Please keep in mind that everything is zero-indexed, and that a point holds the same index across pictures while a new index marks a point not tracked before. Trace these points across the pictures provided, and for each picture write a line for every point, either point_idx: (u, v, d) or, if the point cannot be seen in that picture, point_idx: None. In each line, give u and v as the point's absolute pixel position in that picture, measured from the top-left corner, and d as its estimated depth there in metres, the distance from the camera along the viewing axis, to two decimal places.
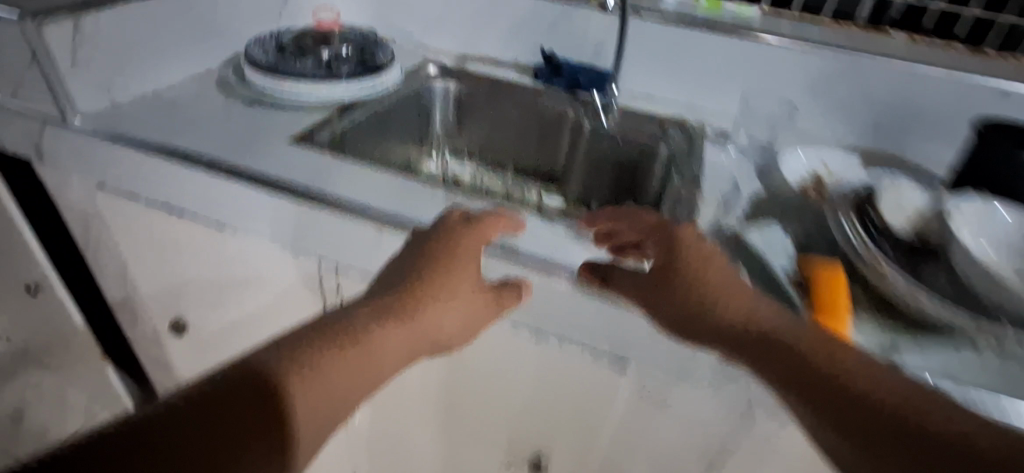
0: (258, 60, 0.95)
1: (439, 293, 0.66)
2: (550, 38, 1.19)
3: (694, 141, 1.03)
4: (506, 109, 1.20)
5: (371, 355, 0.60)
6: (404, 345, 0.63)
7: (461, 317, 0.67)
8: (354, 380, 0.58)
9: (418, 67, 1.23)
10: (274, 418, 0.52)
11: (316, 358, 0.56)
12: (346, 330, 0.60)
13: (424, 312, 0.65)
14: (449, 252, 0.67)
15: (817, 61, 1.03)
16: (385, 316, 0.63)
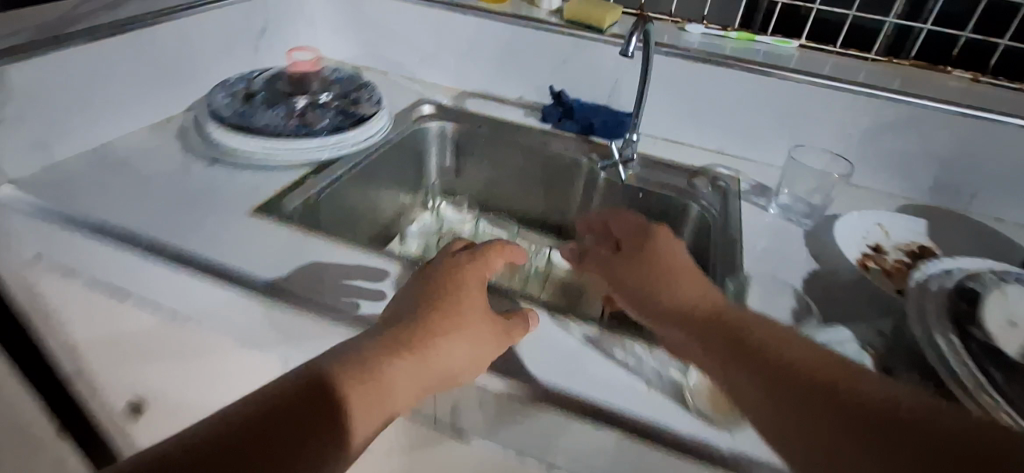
0: (223, 115, 0.83)
1: (452, 324, 0.54)
2: (560, 77, 1.07)
3: (729, 200, 0.89)
4: (510, 155, 1.05)
5: (370, 398, 0.48)
6: (412, 383, 0.51)
7: (478, 351, 0.53)
8: (350, 425, 0.47)
9: (410, 106, 1.08)
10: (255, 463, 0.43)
11: (306, 398, 0.47)
12: (346, 367, 0.49)
13: (433, 345, 0.53)
14: (458, 278, 0.58)
15: (865, 106, 0.91)
16: (388, 348, 0.51)
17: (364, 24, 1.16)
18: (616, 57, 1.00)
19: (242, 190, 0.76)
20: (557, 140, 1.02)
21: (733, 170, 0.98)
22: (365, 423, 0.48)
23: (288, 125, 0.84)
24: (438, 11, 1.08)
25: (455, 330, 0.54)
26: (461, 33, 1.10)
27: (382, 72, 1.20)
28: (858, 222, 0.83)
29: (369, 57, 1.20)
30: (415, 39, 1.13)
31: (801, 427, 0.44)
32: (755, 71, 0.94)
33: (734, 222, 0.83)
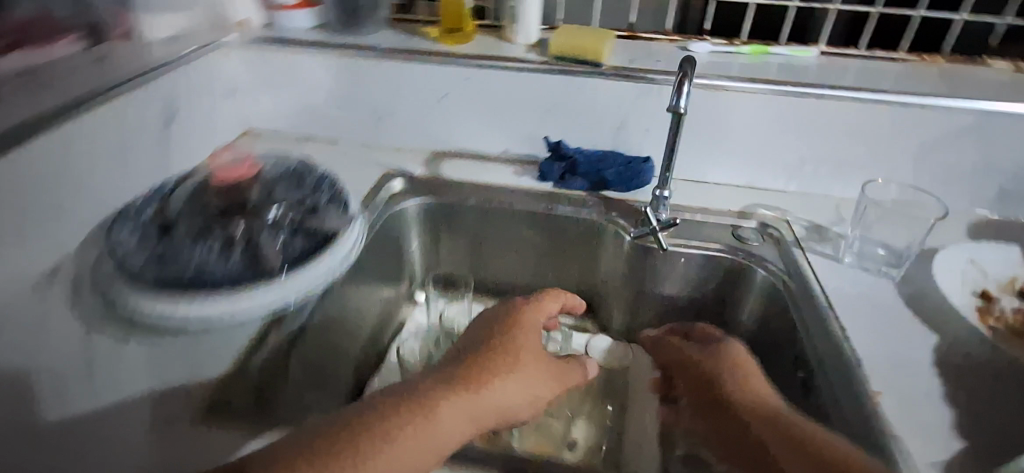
0: (132, 269, 0.55)
1: (506, 364, 0.57)
2: (555, 123, 0.88)
3: (800, 261, 0.73)
4: (514, 226, 0.87)
5: (432, 429, 0.48)
6: (468, 420, 0.51)
7: (528, 396, 0.57)
8: (405, 457, 0.46)
9: (378, 184, 0.87)
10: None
11: (359, 429, 0.46)
12: (410, 395, 0.50)
13: (490, 382, 0.54)
14: (515, 327, 0.62)
15: (920, 117, 0.79)
16: (447, 384, 0.52)
17: (300, 86, 0.94)
18: (625, 94, 0.84)
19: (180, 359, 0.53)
20: (567, 202, 0.85)
21: (776, 210, 0.84)
22: (423, 458, 0.47)
23: (237, 261, 0.57)
24: (395, 61, 0.88)
25: (509, 372, 0.56)
26: (426, 84, 0.89)
27: (330, 141, 0.98)
28: (954, 262, 0.72)
29: (312, 125, 0.97)
30: (368, 97, 0.92)
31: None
32: (787, 92, 0.81)
33: (818, 288, 0.69)
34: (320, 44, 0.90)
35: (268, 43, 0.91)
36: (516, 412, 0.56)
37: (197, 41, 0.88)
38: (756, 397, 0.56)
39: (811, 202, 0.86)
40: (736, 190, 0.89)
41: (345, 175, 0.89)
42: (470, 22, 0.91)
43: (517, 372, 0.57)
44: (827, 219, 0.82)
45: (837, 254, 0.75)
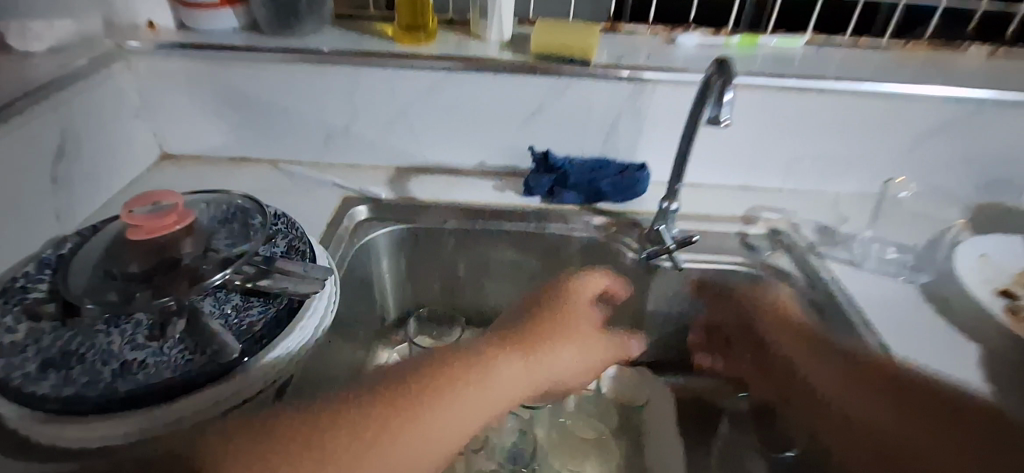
0: (31, 391, 0.40)
1: (563, 333, 0.61)
2: (539, 131, 0.78)
3: (821, 270, 0.69)
4: (503, 250, 0.77)
5: (483, 388, 0.50)
6: (523, 380, 0.55)
7: (581, 363, 0.64)
8: (472, 409, 0.49)
9: (339, 213, 0.73)
10: (376, 428, 0.43)
11: (425, 380, 0.48)
12: (471, 353, 0.53)
13: (546, 348, 0.58)
14: (569, 295, 0.66)
15: (920, 109, 0.75)
16: (501, 350, 0.55)
17: (230, 100, 0.78)
18: (614, 94, 0.75)
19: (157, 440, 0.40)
20: (562, 220, 0.76)
21: (780, 212, 0.78)
22: (475, 415, 0.49)
23: (180, 351, 0.43)
24: (342, 66, 0.74)
25: (563, 341, 0.61)
26: (385, 92, 0.76)
27: (270, 163, 0.82)
28: (969, 260, 0.68)
29: (247, 144, 0.82)
30: (314, 110, 0.78)
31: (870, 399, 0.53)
32: (791, 88, 0.73)
33: (847, 304, 0.64)
34: (247, 49, 0.74)
35: (182, 50, 0.74)
36: (564, 378, 0.62)
37: (90, 52, 0.71)
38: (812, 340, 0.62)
39: (811, 200, 0.81)
40: (733, 191, 0.83)
41: (293, 205, 0.74)
42: (431, 17, 0.78)
43: (569, 341, 0.62)
44: (831, 218, 0.78)
45: (857, 259, 0.71)
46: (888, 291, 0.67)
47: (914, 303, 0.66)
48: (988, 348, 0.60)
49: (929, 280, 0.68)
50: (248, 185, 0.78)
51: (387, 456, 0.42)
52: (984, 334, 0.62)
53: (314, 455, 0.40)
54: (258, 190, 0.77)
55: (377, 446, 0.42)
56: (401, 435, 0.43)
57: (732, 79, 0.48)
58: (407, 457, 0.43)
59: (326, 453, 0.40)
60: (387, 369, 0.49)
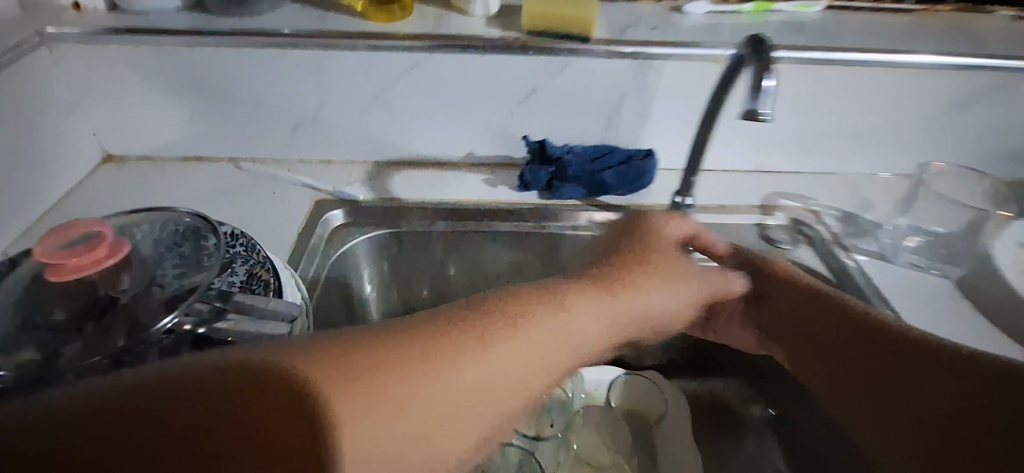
0: None
1: (647, 270, 0.47)
2: (533, 117, 0.70)
3: (849, 266, 0.64)
4: (499, 253, 0.70)
5: (572, 323, 0.40)
6: (605, 324, 0.42)
7: (668, 304, 0.47)
8: (536, 358, 0.37)
9: (312, 219, 0.65)
10: (397, 384, 0.32)
11: (477, 323, 0.36)
12: (541, 290, 0.41)
13: (628, 284, 0.45)
14: (652, 232, 0.50)
15: (953, 82, 0.68)
16: (585, 280, 0.44)
17: (180, 92, 0.68)
18: (616, 74, 0.67)
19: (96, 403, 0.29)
20: (562, 218, 0.68)
21: (799, 199, 0.71)
22: (560, 355, 0.38)
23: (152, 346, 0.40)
24: (304, 50, 0.65)
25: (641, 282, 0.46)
26: (357, 79, 0.67)
27: (232, 161, 0.73)
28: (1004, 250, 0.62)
29: (204, 141, 0.72)
30: (276, 99, 0.68)
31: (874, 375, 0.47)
32: (813, 61, 0.66)
33: (880, 305, 0.59)
34: (194, 33, 0.64)
35: (116, 35, 0.64)
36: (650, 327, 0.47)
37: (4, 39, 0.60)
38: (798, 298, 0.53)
39: (831, 184, 0.74)
40: (747, 177, 0.75)
41: (258, 212, 0.65)
42: None
43: (653, 281, 0.47)
44: (854, 204, 0.71)
45: (885, 252, 0.65)
46: (921, 288, 0.61)
47: (951, 301, 0.60)
48: None
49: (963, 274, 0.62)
50: (207, 188, 0.69)
51: (460, 392, 0.33)
52: None
53: (375, 381, 0.31)
54: (219, 194, 0.68)
55: (448, 377, 0.33)
56: (475, 368, 0.34)
57: (768, 64, 0.43)
58: (482, 394, 0.34)
59: (390, 379, 0.32)
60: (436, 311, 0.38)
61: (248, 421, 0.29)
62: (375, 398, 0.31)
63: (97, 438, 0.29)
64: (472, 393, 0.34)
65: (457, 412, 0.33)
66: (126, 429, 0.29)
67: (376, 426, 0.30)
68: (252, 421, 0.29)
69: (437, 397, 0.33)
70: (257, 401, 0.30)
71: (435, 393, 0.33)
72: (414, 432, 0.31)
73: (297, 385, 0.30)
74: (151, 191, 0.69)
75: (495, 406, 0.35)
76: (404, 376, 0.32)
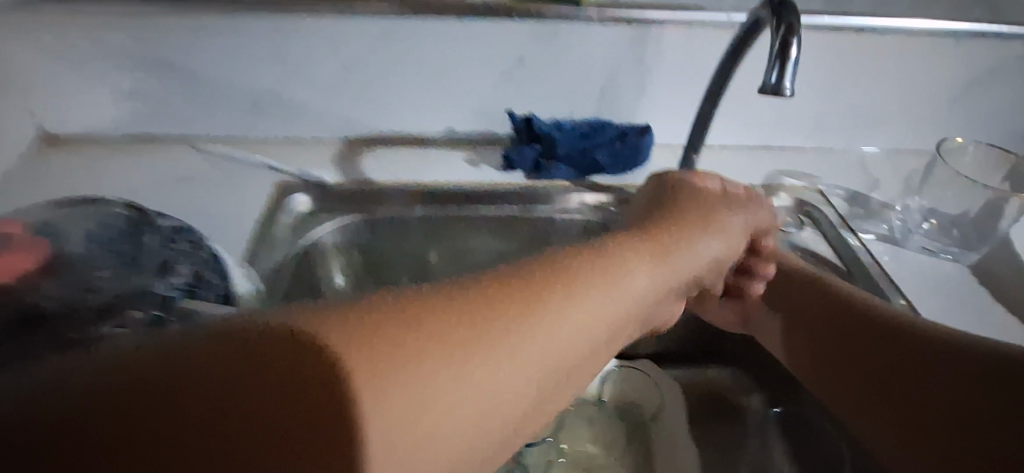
0: None
1: (702, 219, 0.48)
2: (519, 90, 0.64)
3: (858, 250, 0.59)
4: (483, 239, 0.64)
5: (627, 290, 0.34)
6: (657, 290, 0.37)
7: (725, 253, 0.48)
8: (594, 326, 0.31)
9: (275, 206, 0.59)
10: (438, 361, 0.25)
11: (525, 286, 0.30)
12: (591, 250, 0.35)
13: (687, 239, 0.44)
14: (693, 194, 0.50)
15: (967, 51, 0.64)
16: (631, 241, 0.39)
17: (126, 64, 0.61)
18: (610, 42, 0.61)
19: (67, 384, 0.22)
20: (549, 200, 0.63)
21: (803, 178, 0.67)
22: (623, 323, 0.33)
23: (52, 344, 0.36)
24: (266, 15, 0.58)
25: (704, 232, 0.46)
26: (325, 49, 0.60)
27: (186, 140, 0.66)
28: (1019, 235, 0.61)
29: (153, 119, 0.64)
30: (235, 71, 0.62)
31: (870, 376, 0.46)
32: (823, 29, 0.61)
33: (892, 294, 0.55)
34: None
35: None
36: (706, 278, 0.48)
37: None
38: (810, 298, 0.53)
39: (837, 161, 0.70)
40: (749, 153, 0.70)
41: (217, 200, 0.59)
42: None
43: (708, 231, 0.47)
44: (862, 184, 0.67)
45: (895, 234, 0.61)
46: (934, 272, 0.58)
47: (968, 287, 0.56)
48: None
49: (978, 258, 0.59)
50: (159, 173, 0.62)
51: (526, 373, 0.28)
52: None
53: (422, 364, 0.25)
54: (173, 178, 0.61)
55: (510, 355, 0.27)
56: (538, 343, 0.28)
57: (796, 30, 0.39)
58: (548, 372, 0.29)
59: (444, 361, 0.26)
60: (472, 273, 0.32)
61: (246, 420, 0.22)
62: (428, 384, 0.25)
63: (70, 430, 0.21)
64: (539, 373, 0.28)
65: (523, 396, 0.27)
66: (124, 417, 0.21)
67: (425, 415, 0.24)
68: (255, 423, 0.22)
69: (501, 381, 0.27)
70: (254, 396, 0.23)
71: (497, 378, 0.27)
72: (476, 422, 0.26)
73: (324, 374, 0.24)
74: (93, 177, 0.61)
75: (559, 388, 0.29)
76: (445, 351, 0.26)
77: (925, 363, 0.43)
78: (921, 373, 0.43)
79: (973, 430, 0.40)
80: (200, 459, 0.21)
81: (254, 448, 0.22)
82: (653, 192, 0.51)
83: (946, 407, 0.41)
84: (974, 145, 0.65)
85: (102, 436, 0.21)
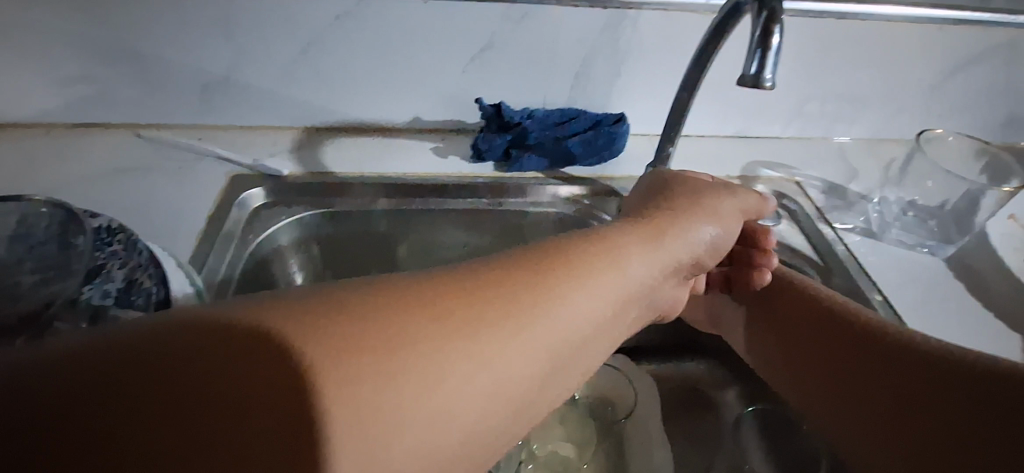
0: None
1: (697, 203, 0.45)
2: (488, 77, 0.61)
3: (834, 243, 0.58)
4: (452, 232, 0.61)
5: (623, 276, 0.34)
6: (653, 274, 0.37)
7: (721, 239, 0.46)
8: (590, 312, 0.31)
9: (226, 201, 0.55)
10: (437, 354, 0.25)
11: (521, 275, 0.30)
12: (587, 236, 0.35)
13: (682, 222, 0.42)
14: (689, 184, 0.47)
15: (946, 38, 0.62)
16: (635, 224, 0.40)
17: (53, 46, 0.55)
18: (582, 26, 0.58)
19: (58, 371, 0.21)
20: (521, 193, 0.61)
21: (781, 169, 0.66)
22: (622, 306, 0.34)
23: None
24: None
25: (699, 218, 0.44)
26: (279, 31, 0.56)
27: (129, 128, 0.61)
28: (995, 227, 0.61)
29: (90, 105, 0.59)
30: (177, 56, 0.57)
31: (863, 384, 0.45)
32: (808, 14, 0.58)
33: (867, 289, 0.54)
34: None
35: None
36: (699, 265, 0.45)
37: None
38: (795, 302, 0.51)
39: (815, 152, 0.69)
40: (726, 142, 0.68)
41: (163, 194, 0.55)
42: None
43: (703, 217, 0.44)
44: (840, 175, 0.66)
45: (872, 227, 0.61)
46: (911, 266, 0.57)
47: (946, 282, 0.56)
48: None
49: (954, 251, 0.59)
50: (100, 164, 0.57)
51: (530, 353, 0.28)
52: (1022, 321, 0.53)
53: (430, 344, 0.25)
54: (115, 170, 0.57)
55: (518, 334, 0.28)
56: (540, 325, 0.29)
57: (779, 18, 0.36)
58: (549, 355, 0.29)
59: (455, 338, 0.26)
60: (466, 263, 0.31)
61: (226, 417, 0.22)
62: (434, 362, 0.25)
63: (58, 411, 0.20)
64: (542, 354, 0.29)
65: (524, 378, 0.28)
66: (124, 402, 0.21)
67: (423, 408, 0.24)
68: (255, 413, 0.22)
69: (510, 358, 0.27)
70: (236, 392, 0.22)
71: (494, 366, 0.27)
72: (479, 402, 0.26)
73: (339, 351, 0.24)
74: (23, 169, 0.56)
75: (553, 373, 0.29)
76: (443, 343, 0.26)
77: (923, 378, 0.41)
78: (912, 385, 0.42)
79: (973, 443, 0.38)
80: (190, 445, 0.21)
81: (233, 446, 0.21)
82: (648, 184, 0.49)
83: (939, 420, 0.40)
84: (954, 135, 0.64)
85: (97, 420, 0.21)
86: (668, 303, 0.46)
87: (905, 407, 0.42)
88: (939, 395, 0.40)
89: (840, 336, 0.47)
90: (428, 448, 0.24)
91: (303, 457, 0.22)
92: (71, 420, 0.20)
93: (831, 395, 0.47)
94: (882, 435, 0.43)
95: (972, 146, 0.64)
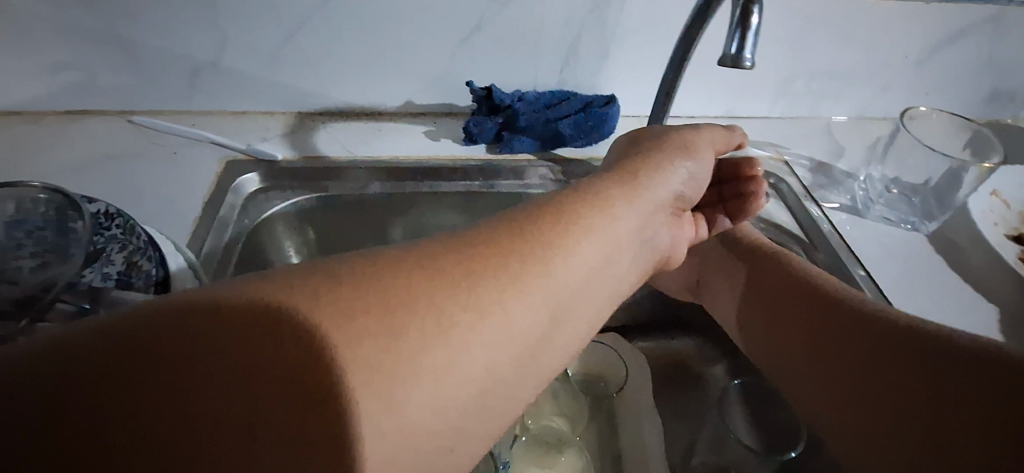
0: None
1: (667, 144, 0.47)
2: (477, 60, 0.61)
3: (821, 222, 0.59)
4: (442, 214, 0.62)
5: (614, 227, 0.36)
6: (640, 225, 0.39)
7: (695, 173, 0.47)
8: (585, 260, 0.33)
9: (220, 187, 0.56)
10: (443, 306, 0.27)
11: (515, 231, 0.32)
12: (575, 191, 0.37)
13: (657, 166, 0.44)
14: (664, 130, 0.48)
15: (933, 17, 0.62)
16: (618, 176, 0.41)
17: (38, 33, 0.54)
18: (570, 9, 0.58)
19: (71, 352, 0.21)
20: (511, 175, 0.62)
21: (770, 147, 0.67)
22: (614, 253, 0.36)
23: None
24: None
25: (672, 159, 0.45)
26: (268, 13, 0.56)
27: (121, 115, 0.62)
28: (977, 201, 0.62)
29: (81, 93, 0.60)
30: (166, 43, 0.57)
31: (848, 345, 0.46)
32: None
33: (851, 264, 0.55)
34: None
35: None
36: (677, 204, 0.47)
37: None
38: (783, 267, 0.53)
39: (800, 130, 0.70)
40: (714, 122, 0.70)
41: (161, 180, 0.55)
42: None
43: (675, 157, 0.46)
44: (826, 152, 0.68)
45: (857, 205, 0.62)
46: (894, 241, 0.58)
47: (926, 255, 0.57)
48: (1006, 309, 0.53)
49: (937, 226, 0.60)
50: (95, 151, 0.58)
51: (534, 302, 0.30)
52: (997, 292, 0.54)
53: (434, 297, 0.27)
54: (109, 156, 0.57)
55: (519, 285, 0.30)
56: (542, 275, 0.31)
57: None
58: (552, 306, 0.31)
59: (456, 295, 0.27)
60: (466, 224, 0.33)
61: (248, 379, 0.23)
62: (442, 314, 0.27)
63: (88, 380, 0.21)
64: (544, 304, 0.30)
65: (532, 326, 0.30)
66: (149, 361, 0.22)
67: (436, 356, 0.26)
68: (271, 375, 0.23)
69: (514, 310, 0.29)
70: (256, 358, 0.23)
71: (498, 319, 0.28)
72: (488, 352, 0.27)
73: (342, 316, 0.24)
74: (19, 157, 0.56)
75: (556, 320, 0.31)
76: (451, 297, 0.27)
77: (922, 366, 0.41)
78: (902, 353, 0.42)
79: (957, 405, 0.39)
80: (218, 404, 0.22)
81: (258, 403, 0.23)
82: (626, 137, 0.50)
83: (923, 382, 0.41)
84: (937, 113, 0.65)
85: (125, 387, 0.21)
86: (666, 246, 0.47)
87: (887, 365, 0.43)
88: (937, 380, 0.40)
89: (831, 307, 0.48)
90: (439, 401, 0.25)
91: (317, 412, 0.23)
92: (89, 405, 0.21)
93: (817, 358, 0.48)
94: (871, 397, 0.44)
95: (954, 123, 0.65)
